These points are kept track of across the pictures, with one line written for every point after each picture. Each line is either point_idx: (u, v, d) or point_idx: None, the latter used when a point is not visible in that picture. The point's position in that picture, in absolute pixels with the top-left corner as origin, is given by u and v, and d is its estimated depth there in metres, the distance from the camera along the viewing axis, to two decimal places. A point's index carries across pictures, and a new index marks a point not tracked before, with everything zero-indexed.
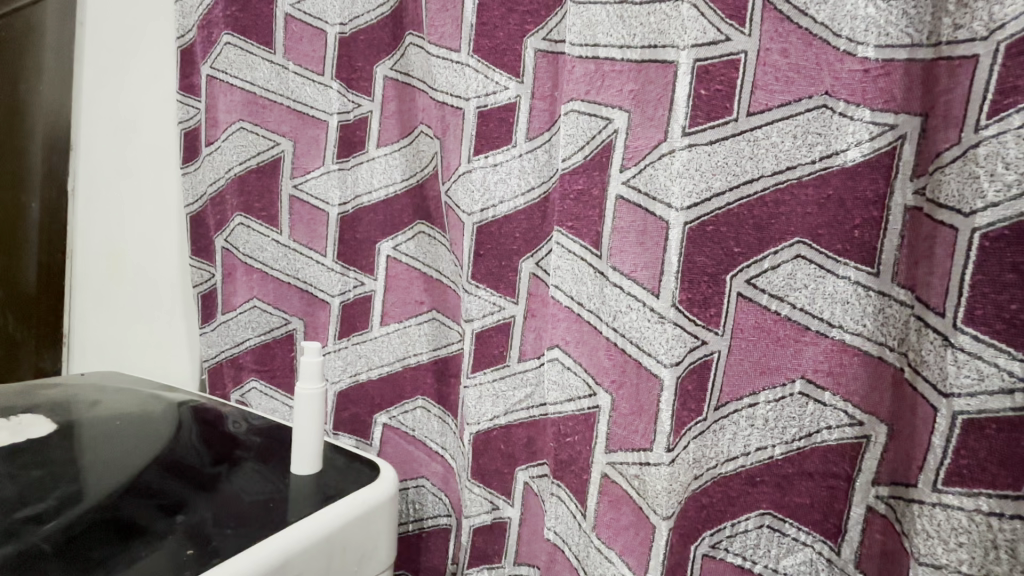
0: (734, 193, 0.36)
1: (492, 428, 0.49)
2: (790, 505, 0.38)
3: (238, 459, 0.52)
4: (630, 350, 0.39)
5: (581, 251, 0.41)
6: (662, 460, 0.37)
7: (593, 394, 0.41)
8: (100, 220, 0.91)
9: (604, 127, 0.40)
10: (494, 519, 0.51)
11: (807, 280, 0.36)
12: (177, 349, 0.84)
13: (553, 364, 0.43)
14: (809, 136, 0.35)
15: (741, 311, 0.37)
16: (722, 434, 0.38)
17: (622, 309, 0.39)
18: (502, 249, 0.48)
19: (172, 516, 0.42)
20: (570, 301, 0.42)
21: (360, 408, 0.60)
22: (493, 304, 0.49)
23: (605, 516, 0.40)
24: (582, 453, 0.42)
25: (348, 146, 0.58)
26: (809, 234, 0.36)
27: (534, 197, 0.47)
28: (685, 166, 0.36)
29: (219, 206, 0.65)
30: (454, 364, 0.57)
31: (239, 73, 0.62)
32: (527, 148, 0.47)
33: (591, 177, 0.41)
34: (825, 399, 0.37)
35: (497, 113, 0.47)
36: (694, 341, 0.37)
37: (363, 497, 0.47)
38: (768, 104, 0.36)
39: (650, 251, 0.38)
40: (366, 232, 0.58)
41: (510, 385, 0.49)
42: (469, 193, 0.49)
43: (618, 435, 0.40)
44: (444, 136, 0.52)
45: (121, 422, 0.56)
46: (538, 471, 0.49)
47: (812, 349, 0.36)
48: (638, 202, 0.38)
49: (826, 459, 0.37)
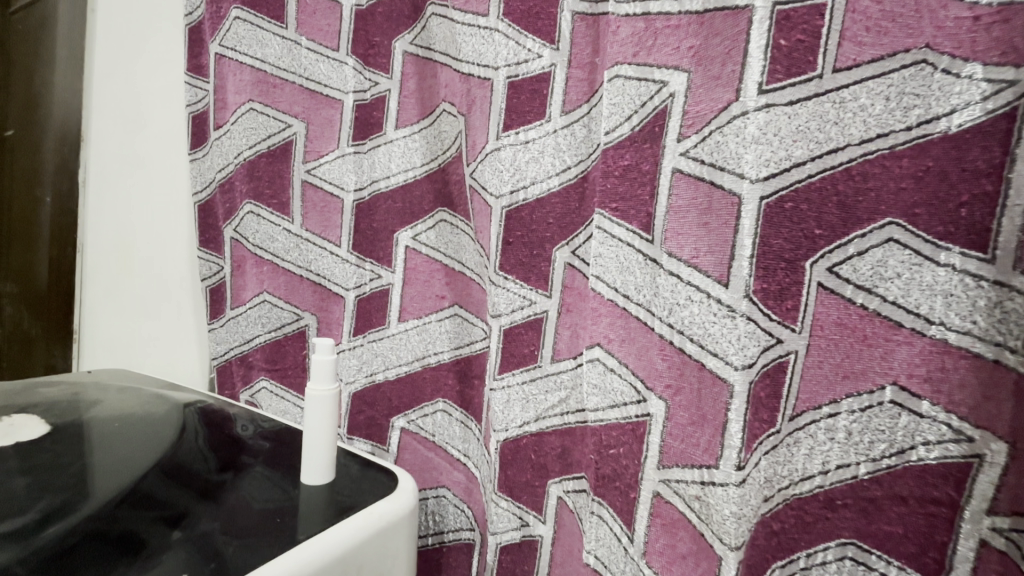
0: (817, 163, 0.30)
1: (522, 436, 0.44)
2: (878, 535, 0.32)
3: (244, 466, 0.47)
4: (688, 349, 0.33)
5: (627, 235, 0.36)
6: (730, 480, 0.32)
7: (642, 401, 0.35)
8: (109, 211, 0.88)
9: (657, 92, 0.34)
10: (524, 537, 0.46)
11: (900, 268, 0.30)
12: (186, 345, 0.80)
13: (593, 365, 0.37)
14: (904, 97, 0.30)
15: (822, 305, 0.32)
16: (796, 448, 0.33)
17: (679, 302, 0.33)
18: (533, 237, 0.43)
19: (171, 528, 0.38)
20: (614, 293, 0.36)
21: (376, 411, 0.56)
22: (523, 297, 0.44)
23: (657, 544, 0.35)
24: (628, 469, 0.36)
25: (364, 128, 0.53)
26: (904, 215, 0.30)
27: (570, 176, 0.42)
28: (761, 131, 0.30)
29: (228, 193, 0.61)
30: (478, 364, 0.52)
31: (249, 50, 0.58)
32: (563, 123, 0.42)
33: (640, 151, 0.35)
34: (923, 410, 0.31)
35: (529, 84, 0.43)
36: (768, 340, 0.32)
37: (381, 510, 0.42)
38: (856, 59, 0.30)
39: (715, 233, 0.32)
40: (384, 221, 0.54)
41: (542, 389, 0.44)
42: (498, 173, 0.44)
43: (674, 449, 0.34)
44: (469, 112, 0.48)
45: (120, 425, 0.52)
46: (574, 486, 0.44)
47: (905, 350, 0.31)
48: (699, 175, 0.33)
49: (923, 481, 0.31)
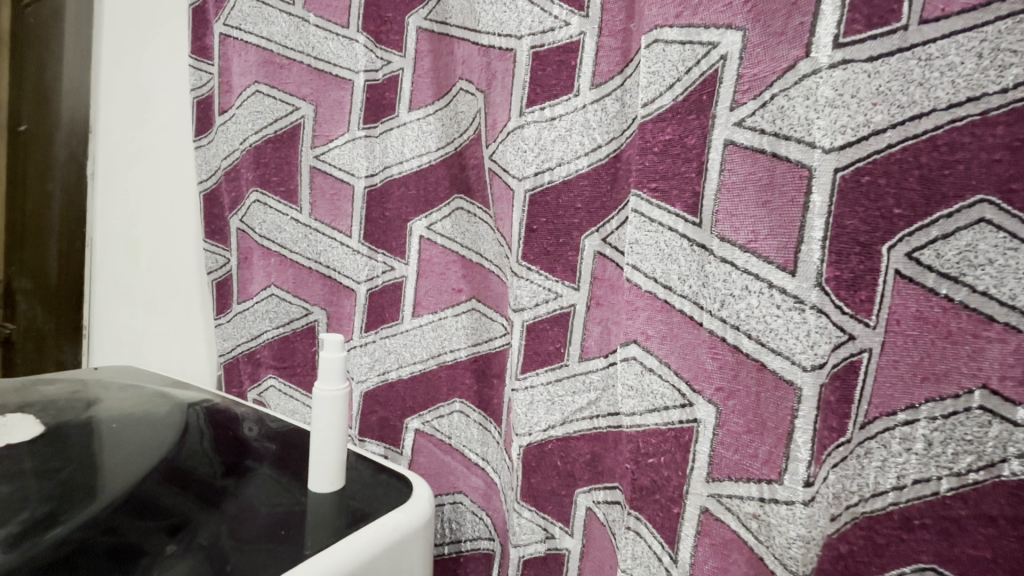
0: (897, 131, 0.26)
1: (547, 441, 0.40)
2: (962, 560, 0.28)
3: (247, 471, 0.44)
4: (745, 346, 0.29)
5: (668, 218, 0.31)
6: (796, 499, 0.28)
7: (688, 405, 0.31)
8: (117, 204, 0.86)
9: (704, 55, 0.30)
10: (549, 550, 0.42)
11: (993, 253, 0.26)
12: (194, 342, 0.78)
13: (628, 365, 0.33)
14: (1000, 54, 0.24)
15: (898, 297, 0.28)
16: (866, 459, 0.29)
17: (733, 294, 0.29)
18: (560, 223, 0.39)
19: (166, 541, 0.35)
20: (653, 284, 0.32)
21: (389, 412, 0.52)
22: (548, 290, 0.40)
23: (705, 566, 0.31)
24: (670, 481, 0.32)
25: (376, 110, 0.50)
26: (998, 191, 0.25)
27: (601, 156, 0.38)
28: (836, 92, 0.26)
29: (233, 182, 0.59)
30: (497, 362, 0.48)
31: (255, 28, 0.55)
32: (593, 97, 0.38)
33: (684, 123, 0.31)
34: (1018, 418, 0.26)
35: (556, 54, 0.39)
36: (840, 337, 0.28)
37: (394, 521, 0.39)
38: (945, 8, 0.25)
39: (778, 213, 0.28)
40: (397, 209, 0.50)
41: (569, 390, 0.40)
42: (521, 153, 0.40)
43: (726, 460, 0.30)
44: (489, 88, 0.44)
45: (118, 427, 0.49)
46: (605, 496, 0.40)
47: (998, 348, 0.26)
48: (757, 146, 0.29)
49: (1018, 500, 0.26)
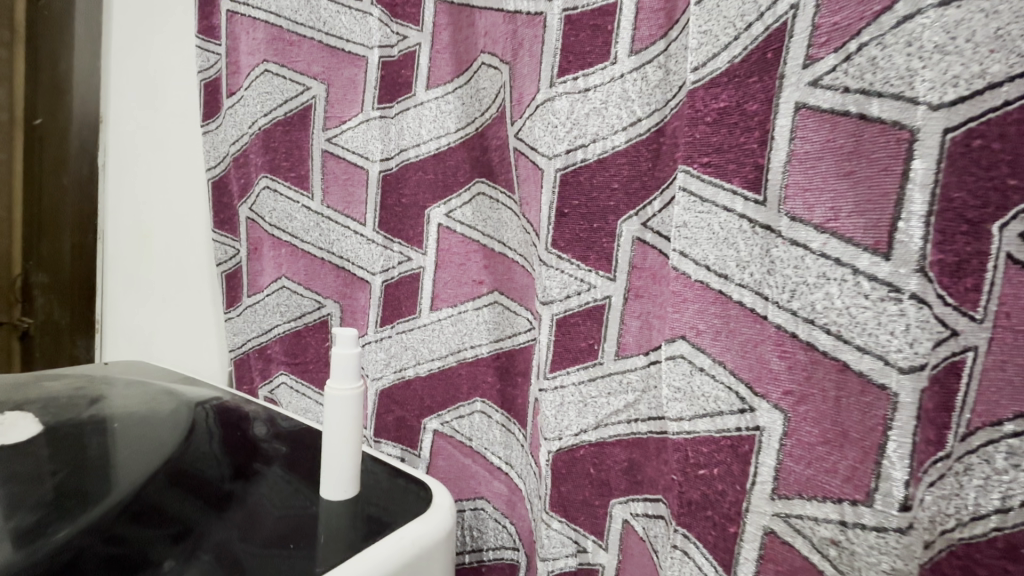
0: (1019, 84, 0.21)
1: (578, 447, 0.37)
2: None
3: (256, 475, 0.41)
4: (821, 343, 0.25)
5: (724, 197, 0.27)
6: (889, 526, 0.24)
7: (748, 411, 0.27)
8: (127, 196, 0.84)
9: (770, 7, 0.26)
10: (581, 565, 0.38)
11: None
12: (205, 337, 0.76)
13: (674, 365, 0.29)
14: None
15: (1010, 285, 0.23)
16: (965, 478, 0.25)
17: (807, 282, 0.25)
18: (594, 206, 0.36)
19: (165, 554, 0.31)
20: (706, 273, 0.28)
21: (406, 411, 0.49)
22: (580, 280, 0.36)
23: None
24: (725, 496, 0.28)
25: (391, 89, 0.46)
26: None
27: (641, 131, 0.34)
28: (946, 35, 0.21)
29: (243, 168, 0.56)
30: (522, 359, 0.45)
31: (263, 4, 0.52)
32: (633, 65, 0.33)
33: (742, 88, 0.27)
34: None
35: (591, 19, 0.35)
36: (941, 332, 0.23)
37: (415, 533, 0.35)
38: None
39: (865, 185, 0.24)
40: (414, 194, 0.47)
41: (604, 391, 0.36)
42: (551, 129, 0.36)
43: (796, 475, 0.26)
44: (516, 59, 0.40)
45: (121, 427, 0.46)
46: (646, 509, 0.37)
47: None
48: (838, 108, 0.24)
49: None
